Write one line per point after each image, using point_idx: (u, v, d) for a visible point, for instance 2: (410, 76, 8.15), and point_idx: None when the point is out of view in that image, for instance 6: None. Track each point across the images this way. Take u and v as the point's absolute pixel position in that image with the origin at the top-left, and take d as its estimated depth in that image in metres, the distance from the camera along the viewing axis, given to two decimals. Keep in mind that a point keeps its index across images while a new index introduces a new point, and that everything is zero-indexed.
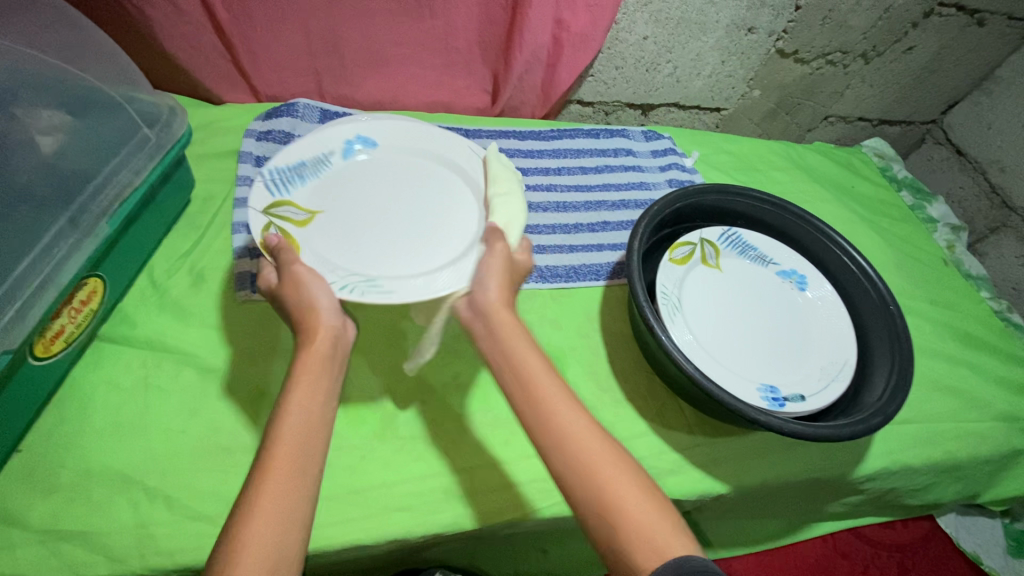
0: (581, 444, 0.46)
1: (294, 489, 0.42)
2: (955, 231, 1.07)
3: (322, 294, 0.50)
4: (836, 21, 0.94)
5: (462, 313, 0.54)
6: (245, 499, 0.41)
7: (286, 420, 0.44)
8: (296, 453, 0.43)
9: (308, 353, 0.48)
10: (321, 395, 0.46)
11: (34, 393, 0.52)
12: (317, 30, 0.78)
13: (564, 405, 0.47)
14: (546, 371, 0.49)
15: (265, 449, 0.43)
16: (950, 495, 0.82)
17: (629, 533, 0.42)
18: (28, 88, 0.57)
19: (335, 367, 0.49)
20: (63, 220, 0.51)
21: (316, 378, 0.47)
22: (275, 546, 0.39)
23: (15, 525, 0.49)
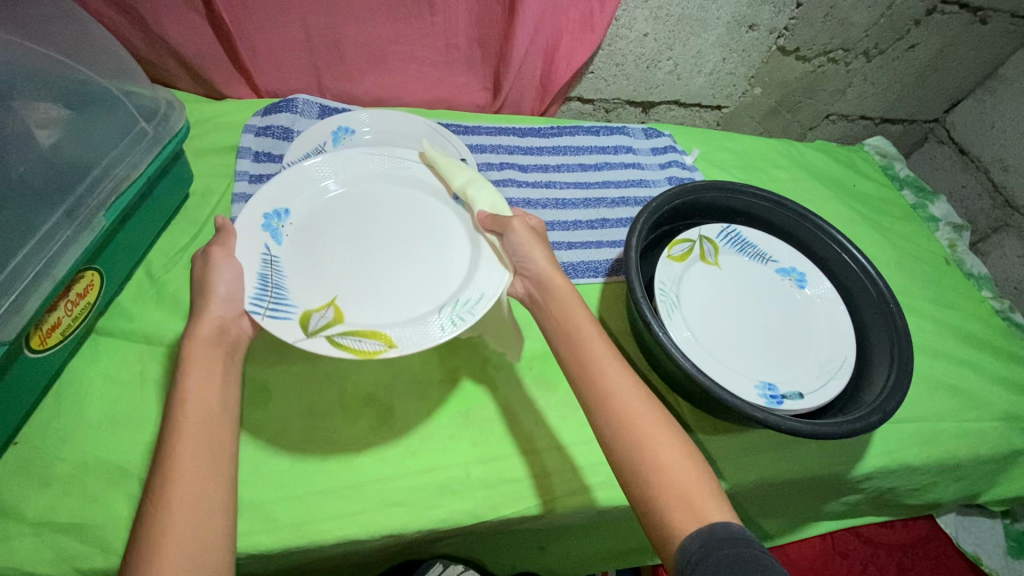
0: (627, 406, 0.47)
1: (203, 476, 0.43)
2: (956, 230, 1.06)
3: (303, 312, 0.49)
4: (837, 18, 0.94)
5: (518, 292, 0.58)
6: (153, 491, 0.42)
7: (184, 411, 0.45)
8: (197, 443, 0.44)
9: (205, 346, 0.48)
10: (219, 387, 0.47)
11: (31, 385, 0.52)
12: (316, 26, 0.78)
13: (611, 369, 0.49)
14: (599, 338, 0.52)
15: (165, 441, 0.44)
16: (950, 495, 0.82)
17: (665, 495, 0.43)
18: (25, 80, 0.57)
19: (229, 355, 0.49)
20: (60, 213, 0.51)
21: (204, 368, 0.47)
22: (191, 533, 0.40)
23: (10, 516, 0.49)
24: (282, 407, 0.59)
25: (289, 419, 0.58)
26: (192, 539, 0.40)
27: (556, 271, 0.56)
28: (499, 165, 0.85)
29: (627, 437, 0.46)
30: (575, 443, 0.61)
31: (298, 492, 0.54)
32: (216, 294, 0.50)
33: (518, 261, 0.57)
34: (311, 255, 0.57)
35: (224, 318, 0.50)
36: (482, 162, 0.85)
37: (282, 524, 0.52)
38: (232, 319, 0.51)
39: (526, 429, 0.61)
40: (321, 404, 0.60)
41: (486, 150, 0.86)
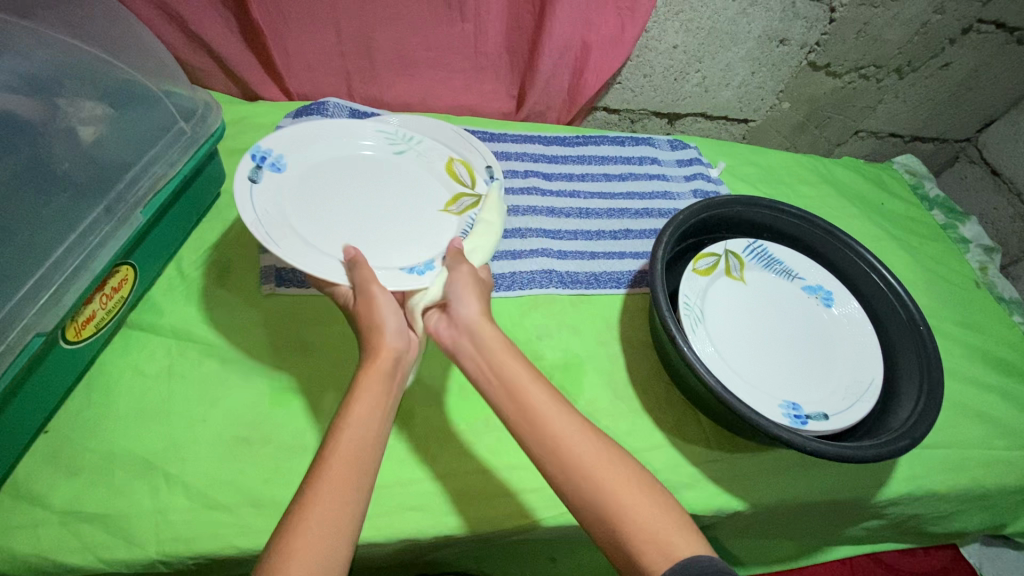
0: (575, 453, 0.46)
1: (348, 495, 0.42)
2: (987, 252, 1.03)
3: (392, 318, 0.53)
4: (870, 35, 0.93)
5: (442, 336, 0.55)
6: (293, 509, 0.41)
7: (343, 430, 0.45)
8: (348, 464, 0.43)
9: (382, 372, 0.50)
10: (376, 413, 0.47)
11: (64, 376, 0.53)
12: (349, 30, 0.80)
13: (552, 414, 0.48)
14: (539, 384, 0.50)
15: (314, 464, 0.44)
16: (976, 525, 0.80)
17: (632, 536, 0.43)
18: (72, 78, 0.58)
19: (395, 384, 0.50)
20: (99, 208, 0.53)
21: (373, 396, 0.48)
22: (323, 552, 0.39)
23: (38, 504, 0.50)
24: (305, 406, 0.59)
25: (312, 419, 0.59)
26: (322, 555, 0.39)
27: (484, 313, 0.55)
28: (524, 173, 0.85)
29: (582, 482, 0.45)
30: None
31: None
32: (386, 326, 0.52)
33: (452, 301, 0.55)
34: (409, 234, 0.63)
35: (398, 350, 0.52)
36: (507, 170, 0.85)
37: None
38: (404, 351, 0.52)
39: None
40: (342, 406, 0.60)
41: (511, 158, 0.87)
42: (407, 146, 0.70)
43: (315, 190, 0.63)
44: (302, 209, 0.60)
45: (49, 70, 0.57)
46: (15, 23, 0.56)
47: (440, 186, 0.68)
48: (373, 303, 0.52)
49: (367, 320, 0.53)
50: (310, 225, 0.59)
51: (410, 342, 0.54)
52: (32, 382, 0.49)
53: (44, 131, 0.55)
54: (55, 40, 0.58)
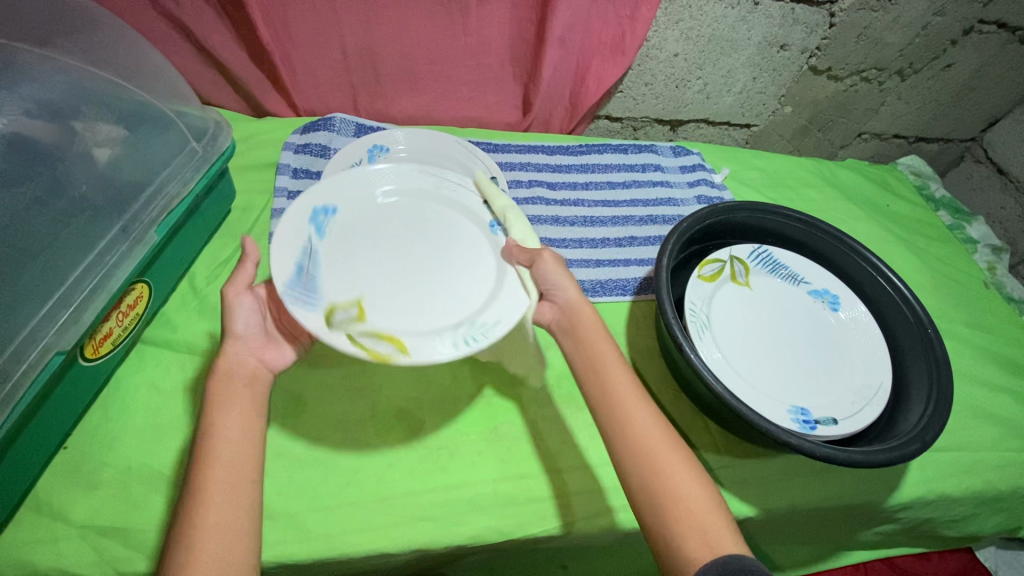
0: (643, 434, 0.48)
1: (229, 493, 0.44)
2: (995, 252, 1.03)
3: (298, 330, 0.52)
4: (871, 38, 0.93)
5: (544, 319, 0.58)
6: (185, 515, 0.43)
7: (212, 440, 0.46)
8: (229, 471, 0.45)
9: (234, 382, 0.50)
10: (250, 420, 0.48)
11: (82, 392, 0.54)
12: (355, 47, 0.81)
13: (631, 395, 0.50)
14: (619, 363, 0.52)
15: (193, 475, 0.45)
16: (991, 528, 0.79)
17: (681, 518, 0.44)
18: (87, 103, 0.59)
19: (258, 393, 0.50)
20: (116, 228, 0.54)
21: (242, 406, 0.49)
22: (226, 552, 0.42)
23: (58, 518, 0.51)
24: (316, 419, 0.60)
25: (322, 430, 0.59)
26: (221, 556, 0.42)
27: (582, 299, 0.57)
28: (528, 182, 0.86)
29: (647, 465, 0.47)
30: (604, 462, 0.61)
31: (330, 504, 0.55)
32: (234, 330, 0.52)
33: (549, 290, 0.57)
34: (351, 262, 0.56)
35: (244, 354, 0.52)
36: (512, 180, 0.86)
37: (316, 534, 0.53)
38: (263, 360, 0.53)
39: (555, 448, 0.61)
40: (354, 417, 0.61)
41: (516, 168, 0.88)
42: (461, 337, 0.51)
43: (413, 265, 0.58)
44: (452, 255, 0.59)
45: (64, 97, 0.58)
46: (33, 52, 0.58)
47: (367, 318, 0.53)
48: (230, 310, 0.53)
49: (225, 323, 0.53)
50: (431, 213, 0.62)
51: (265, 340, 0.54)
52: (52, 399, 0.50)
53: (62, 155, 0.56)
54: (69, 66, 0.59)
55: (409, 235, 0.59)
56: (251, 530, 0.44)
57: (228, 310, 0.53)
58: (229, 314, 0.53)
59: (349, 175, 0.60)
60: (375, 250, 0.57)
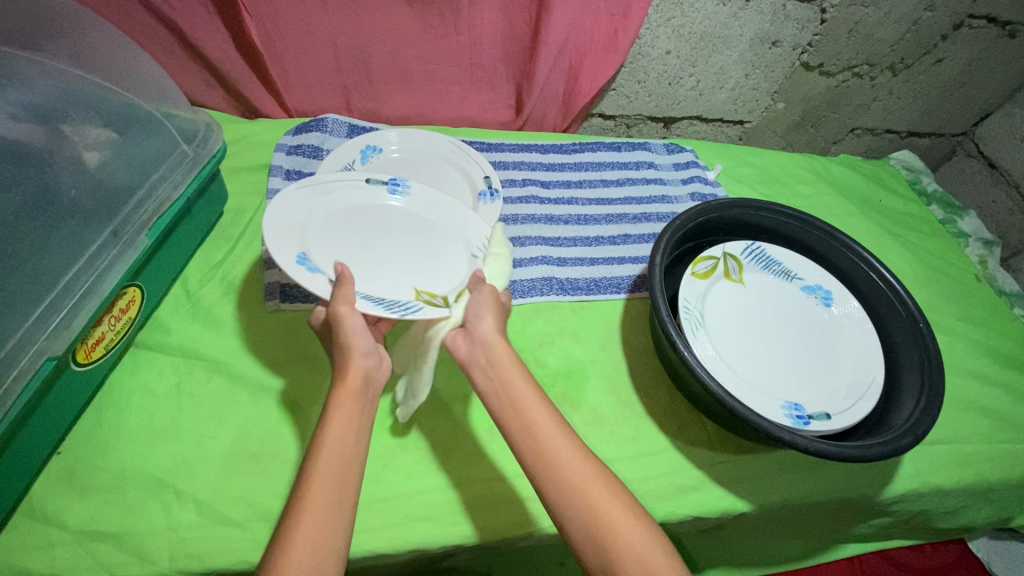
0: (580, 486, 0.47)
1: (335, 500, 0.45)
2: (987, 246, 1.03)
3: (365, 338, 0.52)
4: (862, 34, 0.93)
5: (459, 350, 0.55)
6: (286, 526, 0.44)
7: (322, 449, 0.46)
8: (333, 478, 0.45)
9: (352, 395, 0.50)
10: (354, 435, 0.48)
11: (76, 397, 0.54)
12: (346, 47, 0.81)
13: (557, 436, 0.50)
14: (545, 412, 0.51)
15: (301, 481, 0.45)
16: (984, 519, 0.80)
17: (630, 572, 0.44)
18: (75, 105, 0.59)
19: (367, 401, 0.50)
20: (106, 232, 0.54)
21: (348, 416, 0.48)
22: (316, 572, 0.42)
23: (53, 524, 0.51)
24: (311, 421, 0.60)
25: None
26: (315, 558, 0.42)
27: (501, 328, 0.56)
28: (522, 181, 0.86)
29: (589, 516, 0.46)
30: None
31: None
32: (360, 346, 0.51)
33: (470, 321, 0.55)
34: (365, 279, 0.59)
35: (368, 368, 0.52)
36: (506, 179, 0.86)
37: None
38: (374, 367, 0.52)
39: None
40: None
41: (510, 167, 0.88)
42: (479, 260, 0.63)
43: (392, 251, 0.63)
44: (386, 218, 0.65)
45: (53, 100, 0.59)
46: (19, 56, 0.58)
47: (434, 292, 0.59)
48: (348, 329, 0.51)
49: (347, 339, 0.51)
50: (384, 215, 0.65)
51: (376, 351, 0.54)
52: (44, 404, 0.50)
53: (51, 158, 0.56)
54: (59, 72, 0.60)
55: (351, 228, 0.63)
56: (339, 549, 0.43)
57: (342, 326, 0.51)
58: (345, 331, 0.51)
59: (275, 217, 0.57)
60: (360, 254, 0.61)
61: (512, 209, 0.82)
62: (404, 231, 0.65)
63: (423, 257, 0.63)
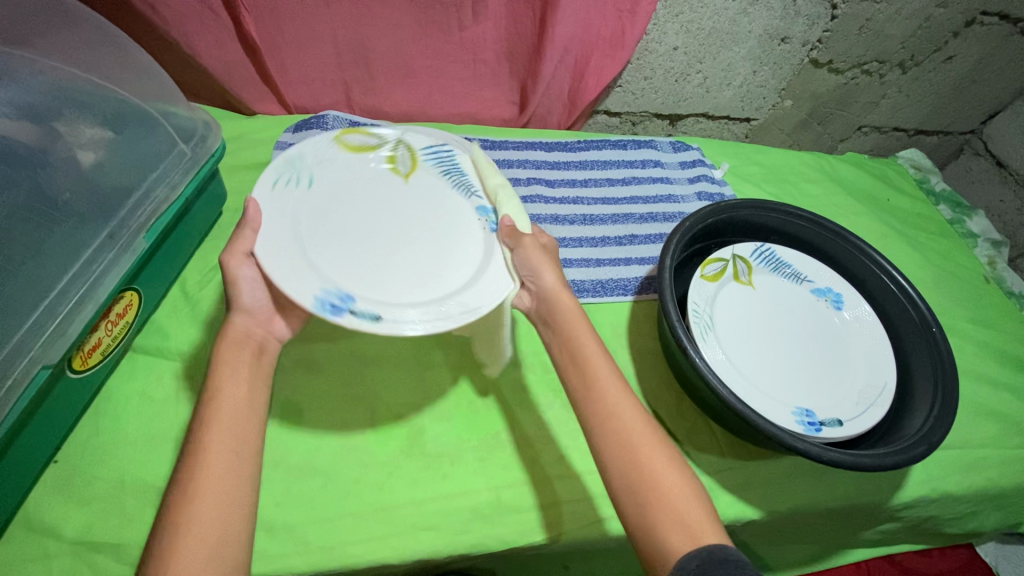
0: (628, 427, 0.48)
1: (230, 462, 0.44)
2: (995, 246, 1.02)
3: (252, 294, 0.52)
4: (873, 31, 0.92)
5: (525, 303, 0.59)
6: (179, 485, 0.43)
7: (215, 404, 0.46)
8: (230, 435, 0.45)
9: (235, 348, 0.50)
10: (249, 387, 0.48)
11: (72, 404, 0.53)
12: (347, 42, 0.79)
13: (615, 388, 0.50)
14: (606, 361, 0.52)
15: (193, 437, 0.45)
16: (992, 524, 0.79)
17: (665, 513, 0.44)
18: (69, 104, 0.58)
19: (258, 359, 0.51)
20: (102, 235, 0.52)
21: (236, 367, 0.49)
22: (215, 534, 0.41)
23: (50, 535, 0.49)
24: (314, 427, 0.58)
25: (321, 438, 0.58)
26: (212, 527, 0.41)
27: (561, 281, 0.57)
28: (526, 180, 0.85)
29: (627, 458, 0.46)
30: None
31: (329, 515, 0.54)
32: (242, 301, 0.52)
33: (528, 276, 0.57)
34: (418, 210, 0.62)
35: (251, 326, 0.52)
36: (510, 178, 0.85)
37: (315, 546, 0.52)
38: (257, 324, 0.53)
39: (558, 454, 0.60)
40: (351, 425, 0.59)
41: (514, 166, 0.86)
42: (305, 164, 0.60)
43: (342, 233, 0.58)
44: (367, 279, 0.55)
45: (48, 98, 0.57)
46: (11, 53, 0.57)
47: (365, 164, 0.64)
48: (236, 280, 0.51)
49: (231, 294, 0.52)
50: (362, 273, 0.54)
51: (269, 313, 0.54)
52: (40, 412, 0.49)
53: (45, 157, 0.55)
54: (52, 68, 0.58)
55: (377, 265, 0.56)
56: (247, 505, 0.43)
57: (230, 277, 0.51)
58: (231, 283, 0.51)
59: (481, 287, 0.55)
60: (387, 240, 0.59)
61: None
62: (337, 249, 0.56)
63: (339, 224, 0.58)
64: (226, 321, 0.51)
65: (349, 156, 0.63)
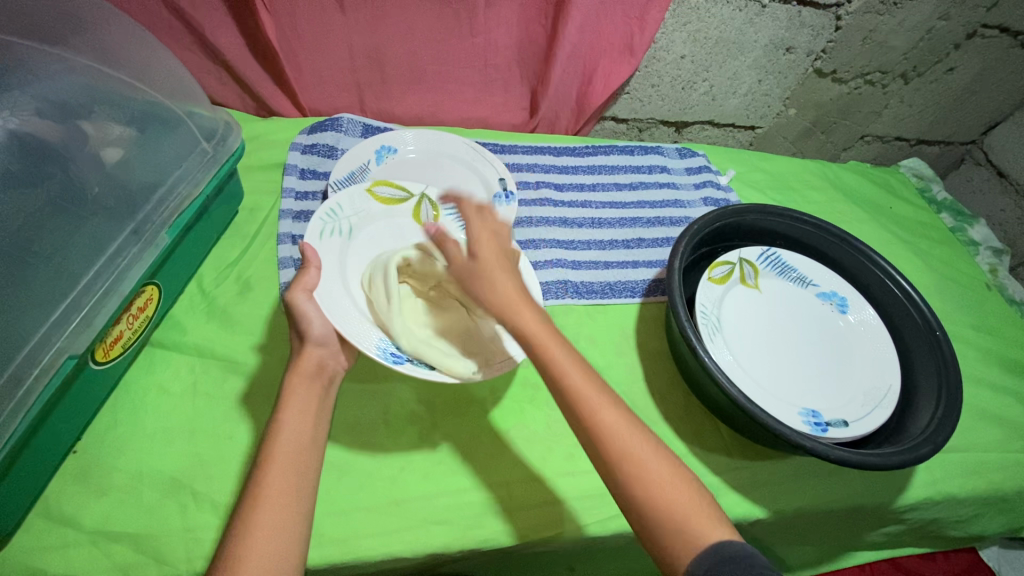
0: (631, 452, 0.45)
1: (285, 493, 0.45)
2: (996, 255, 1.03)
3: (320, 325, 0.54)
4: (876, 41, 0.94)
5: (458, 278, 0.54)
6: (243, 509, 0.44)
7: (279, 437, 0.47)
8: (290, 469, 0.46)
9: (306, 380, 0.51)
10: (312, 420, 0.50)
11: (92, 395, 0.54)
12: (362, 46, 0.80)
13: (611, 415, 0.46)
14: (576, 365, 0.48)
15: (256, 472, 0.46)
16: (996, 528, 0.80)
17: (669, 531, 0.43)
18: (96, 103, 0.59)
19: (323, 389, 0.52)
20: (127, 230, 0.54)
21: (303, 402, 0.50)
22: (275, 555, 0.42)
23: (69, 524, 0.50)
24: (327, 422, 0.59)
25: (335, 433, 0.59)
26: (272, 551, 0.42)
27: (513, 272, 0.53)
28: (536, 184, 0.86)
29: (628, 473, 0.45)
30: None
31: (343, 508, 0.54)
32: (310, 334, 0.53)
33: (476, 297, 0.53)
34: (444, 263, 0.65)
35: (322, 356, 0.54)
36: (520, 181, 0.86)
37: (329, 539, 0.53)
38: (329, 355, 0.55)
39: (567, 451, 0.61)
40: (365, 420, 0.60)
41: (523, 169, 0.88)
42: (335, 215, 0.62)
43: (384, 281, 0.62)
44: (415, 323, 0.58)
45: (76, 97, 0.59)
46: (44, 49, 0.58)
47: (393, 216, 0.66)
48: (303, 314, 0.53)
49: (300, 324, 0.54)
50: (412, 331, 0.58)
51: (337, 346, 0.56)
52: (64, 403, 0.50)
53: (67, 154, 0.56)
54: (85, 67, 0.60)
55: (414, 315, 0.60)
56: (302, 533, 0.44)
57: (297, 311, 0.53)
58: (298, 318, 0.54)
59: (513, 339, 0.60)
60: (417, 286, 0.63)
61: (526, 211, 0.82)
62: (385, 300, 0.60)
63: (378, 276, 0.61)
64: (299, 349, 0.53)
65: (382, 208, 0.66)
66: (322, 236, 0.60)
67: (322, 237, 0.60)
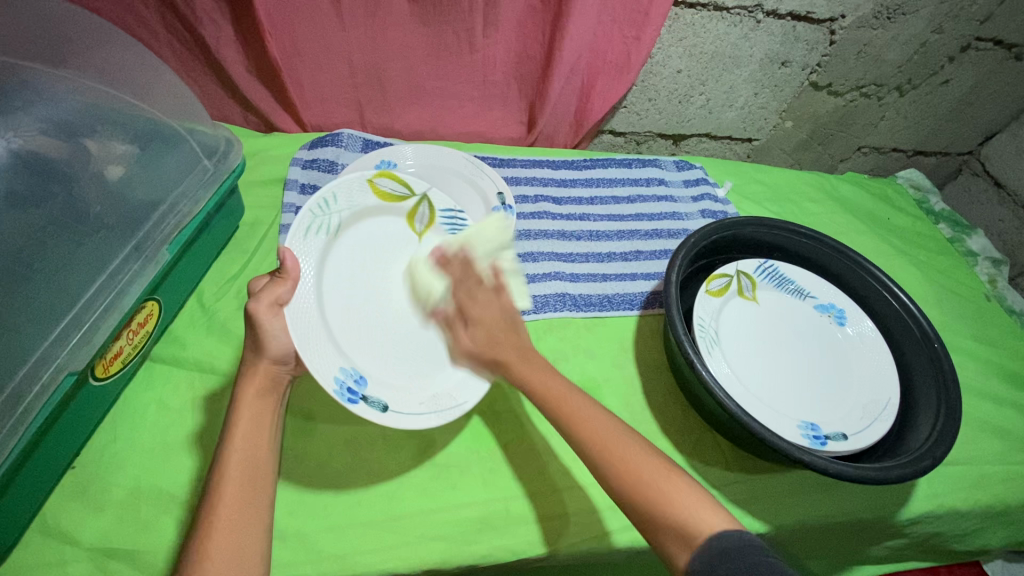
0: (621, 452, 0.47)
1: (244, 512, 0.45)
2: (995, 265, 1.04)
3: (282, 343, 0.51)
4: (871, 55, 0.95)
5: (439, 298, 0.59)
6: (196, 528, 0.44)
7: (228, 458, 0.47)
8: (238, 488, 0.46)
9: (257, 397, 0.50)
10: (260, 439, 0.49)
11: (91, 412, 0.54)
12: (362, 64, 0.82)
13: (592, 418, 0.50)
14: (559, 386, 0.52)
15: (208, 491, 0.46)
16: (1000, 542, 0.79)
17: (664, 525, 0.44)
18: (100, 122, 0.60)
19: (274, 402, 0.51)
20: (128, 247, 0.55)
21: (256, 417, 0.49)
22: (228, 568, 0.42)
23: (66, 541, 0.50)
24: (324, 438, 0.59)
25: (333, 449, 0.59)
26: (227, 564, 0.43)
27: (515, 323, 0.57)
28: (534, 198, 0.87)
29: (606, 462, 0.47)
30: None
31: (341, 523, 0.54)
32: (269, 351, 0.51)
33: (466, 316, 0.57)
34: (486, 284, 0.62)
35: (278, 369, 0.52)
36: (518, 195, 0.87)
37: (326, 555, 0.53)
38: (286, 370, 0.53)
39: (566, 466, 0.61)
40: (363, 435, 0.60)
41: (521, 183, 0.88)
42: (326, 209, 0.57)
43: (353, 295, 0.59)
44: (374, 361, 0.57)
45: (82, 117, 0.60)
46: (47, 73, 0.59)
47: (390, 214, 0.63)
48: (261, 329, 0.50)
49: (252, 338, 0.51)
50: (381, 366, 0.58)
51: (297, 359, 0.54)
52: (63, 419, 0.50)
53: (71, 172, 0.57)
54: (90, 90, 0.61)
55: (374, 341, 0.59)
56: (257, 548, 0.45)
57: (257, 326, 0.50)
58: (258, 334, 0.50)
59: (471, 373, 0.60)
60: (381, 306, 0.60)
61: (525, 224, 0.83)
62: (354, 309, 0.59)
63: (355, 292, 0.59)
64: (253, 361, 0.51)
65: (379, 203, 0.62)
66: (307, 234, 0.56)
67: (306, 238, 0.55)
